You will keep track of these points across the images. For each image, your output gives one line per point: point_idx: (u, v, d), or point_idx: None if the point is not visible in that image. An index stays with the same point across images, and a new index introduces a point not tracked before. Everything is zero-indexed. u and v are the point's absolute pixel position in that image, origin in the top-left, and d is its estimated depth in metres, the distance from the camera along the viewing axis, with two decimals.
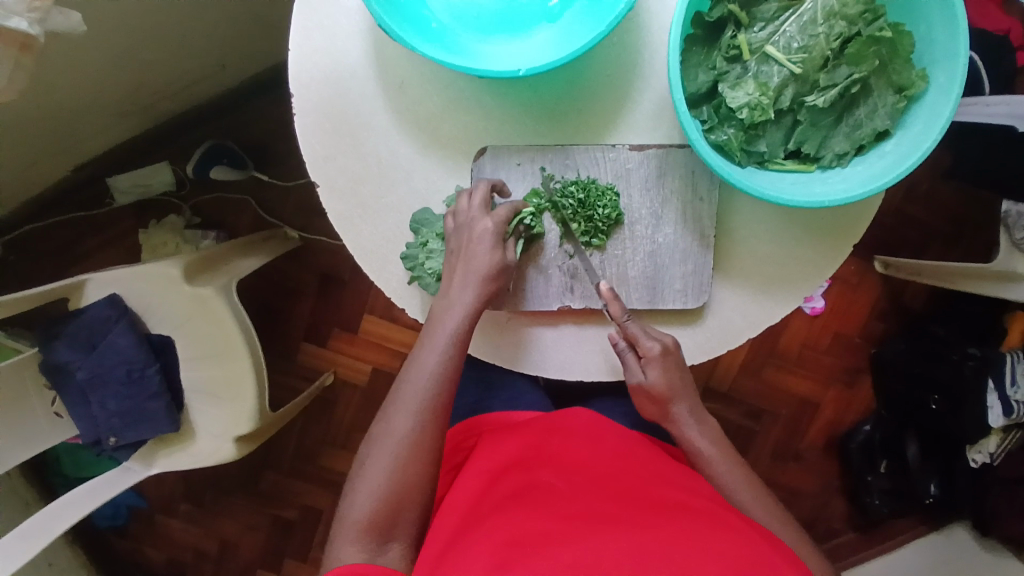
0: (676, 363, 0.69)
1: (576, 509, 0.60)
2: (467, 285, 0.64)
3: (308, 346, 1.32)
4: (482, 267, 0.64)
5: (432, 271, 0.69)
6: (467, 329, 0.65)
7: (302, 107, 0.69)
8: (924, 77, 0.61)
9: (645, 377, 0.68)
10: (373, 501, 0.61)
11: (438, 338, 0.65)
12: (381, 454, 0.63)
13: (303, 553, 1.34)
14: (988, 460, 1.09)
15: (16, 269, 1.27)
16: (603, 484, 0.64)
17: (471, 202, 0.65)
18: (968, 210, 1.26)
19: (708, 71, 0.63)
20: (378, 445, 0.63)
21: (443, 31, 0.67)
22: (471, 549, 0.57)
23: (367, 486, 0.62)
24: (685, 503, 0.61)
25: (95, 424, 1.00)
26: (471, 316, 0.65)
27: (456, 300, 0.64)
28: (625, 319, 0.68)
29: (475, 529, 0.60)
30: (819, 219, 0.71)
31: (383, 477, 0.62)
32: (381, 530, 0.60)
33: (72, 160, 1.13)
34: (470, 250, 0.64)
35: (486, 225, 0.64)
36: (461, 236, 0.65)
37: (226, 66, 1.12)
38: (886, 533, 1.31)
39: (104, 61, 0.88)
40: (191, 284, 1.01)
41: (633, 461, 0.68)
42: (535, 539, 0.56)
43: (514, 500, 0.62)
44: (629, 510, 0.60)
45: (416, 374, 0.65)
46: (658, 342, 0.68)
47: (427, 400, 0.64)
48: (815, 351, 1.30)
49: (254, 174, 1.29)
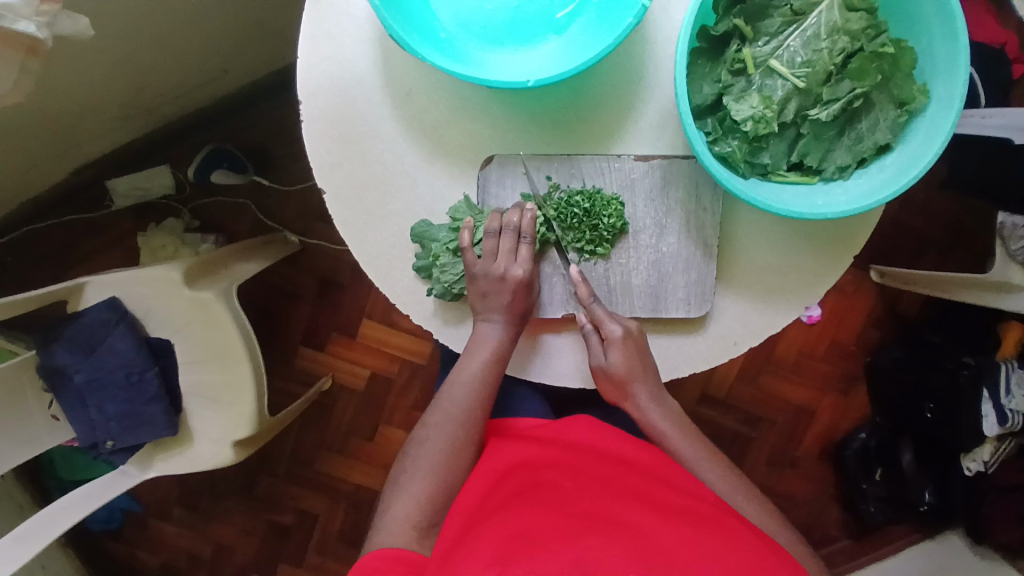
0: (637, 346, 0.70)
1: (581, 508, 0.60)
2: (497, 321, 0.69)
3: (307, 350, 1.31)
4: (509, 305, 0.68)
5: (451, 286, 0.70)
6: (502, 352, 0.69)
7: (309, 114, 0.69)
8: (925, 91, 0.62)
9: (606, 360, 0.69)
10: (424, 489, 0.67)
11: (472, 365, 0.69)
12: (431, 451, 0.69)
13: (299, 559, 1.34)
14: (983, 468, 1.09)
15: (12, 272, 1.27)
16: (607, 483, 0.65)
17: (499, 243, 0.68)
18: (962, 221, 1.27)
19: (713, 83, 0.64)
20: (419, 457, 0.69)
21: (451, 41, 0.68)
22: (475, 545, 0.57)
23: (407, 490, 0.67)
24: (687, 508, 0.61)
25: (93, 427, 0.99)
26: (501, 350, 0.69)
27: (493, 321, 0.69)
28: (592, 302, 0.69)
29: (480, 526, 0.60)
30: (820, 229, 0.71)
31: (422, 483, 0.67)
32: (432, 515, 0.66)
33: (72, 162, 1.13)
34: (491, 288, 0.68)
35: (519, 274, 0.68)
36: (487, 279, 0.68)
37: (229, 71, 1.12)
38: (880, 539, 1.32)
39: (109, 63, 0.88)
40: (191, 288, 1.00)
41: (638, 467, 0.68)
42: (539, 536, 0.56)
43: (519, 498, 0.63)
44: (632, 510, 0.60)
45: (462, 384, 0.70)
46: (621, 325, 0.69)
47: (473, 407, 0.70)
48: (811, 358, 1.31)
49: (254, 178, 1.29)
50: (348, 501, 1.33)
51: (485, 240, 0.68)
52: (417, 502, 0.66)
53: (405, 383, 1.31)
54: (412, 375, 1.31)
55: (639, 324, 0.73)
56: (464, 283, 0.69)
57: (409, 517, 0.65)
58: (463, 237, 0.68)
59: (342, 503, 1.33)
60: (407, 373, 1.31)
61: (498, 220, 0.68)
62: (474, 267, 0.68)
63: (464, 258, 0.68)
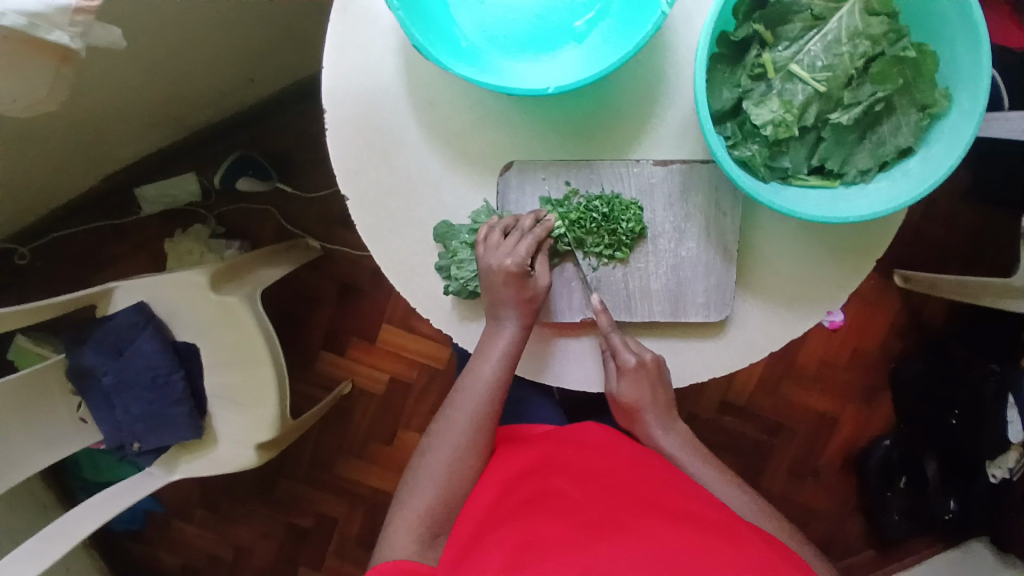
0: (652, 378, 0.71)
1: (588, 518, 0.61)
2: (510, 321, 0.68)
3: (327, 355, 1.33)
4: (521, 304, 0.67)
5: (465, 280, 0.70)
6: (514, 351, 0.69)
7: (334, 121, 0.71)
8: (947, 96, 0.61)
9: (617, 388, 0.70)
10: (427, 500, 0.66)
11: (483, 367, 0.69)
12: (435, 460, 0.68)
13: (317, 562, 1.35)
14: (1009, 476, 1.06)
15: (41, 275, 1.30)
16: (616, 488, 0.65)
17: (502, 239, 0.67)
18: (988, 227, 1.26)
19: (733, 88, 0.64)
20: (426, 462, 0.68)
21: (472, 49, 0.69)
22: (486, 555, 0.59)
23: (412, 499, 0.66)
24: (696, 513, 0.61)
25: (118, 428, 1.01)
26: (512, 348, 0.69)
27: (504, 323, 0.68)
28: (611, 331, 0.70)
29: (490, 535, 0.61)
30: (841, 235, 0.71)
31: (426, 492, 0.66)
32: (433, 526, 0.65)
33: (100, 170, 1.15)
34: (503, 289, 0.67)
35: (510, 264, 0.66)
36: (488, 274, 0.67)
37: (254, 80, 1.14)
38: (904, 551, 1.29)
39: (139, 72, 0.90)
40: (216, 293, 1.02)
41: (648, 470, 0.69)
42: (547, 548, 0.58)
43: (529, 507, 0.64)
44: (640, 515, 0.61)
45: (471, 389, 0.69)
46: (636, 357, 0.70)
47: (479, 413, 0.69)
48: (833, 365, 1.30)
49: (277, 185, 1.31)
50: (366, 506, 1.34)
51: (487, 233, 0.68)
52: (418, 514, 0.65)
53: (423, 388, 1.32)
54: (430, 380, 1.32)
55: (659, 330, 0.73)
56: (479, 280, 0.69)
57: (412, 527, 0.65)
58: (480, 234, 0.68)
59: (360, 507, 1.34)
60: (426, 378, 1.32)
61: (513, 218, 0.68)
62: (480, 260, 0.67)
63: (476, 250, 0.68)
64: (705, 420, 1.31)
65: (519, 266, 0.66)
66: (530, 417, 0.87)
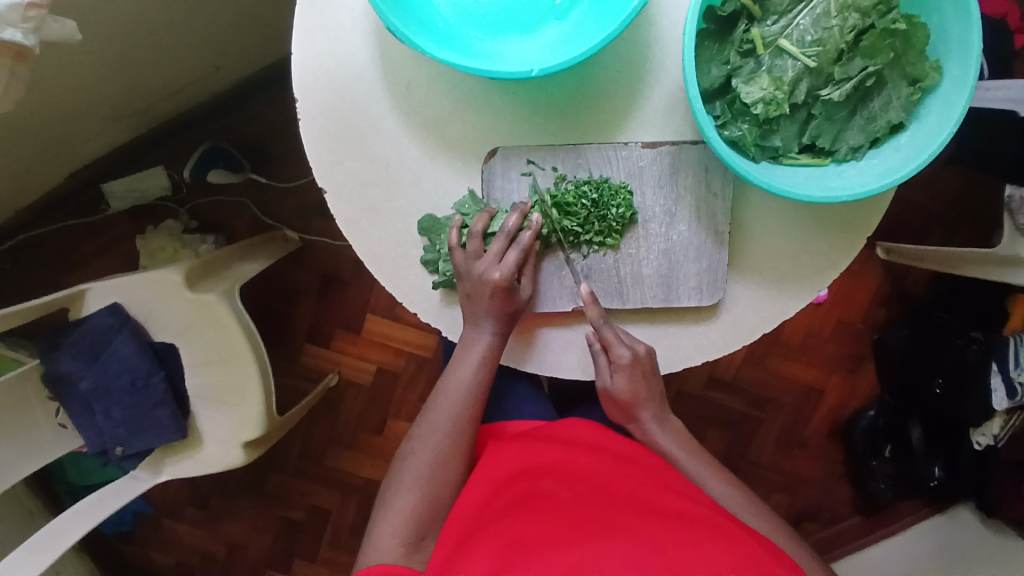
0: (645, 370, 0.70)
1: (579, 516, 0.61)
2: (486, 332, 0.67)
3: (311, 347, 1.31)
4: (493, 307, 0.66)
5: (448, 274, 0.69)
6: (493, 352, 0.68)
7: (307, 111, 0.68)
8: (938, 68, 0.60)
9: (612, 381, 0.70)
10: (410, 503, 0.64)
11: (464, 368, 0.68)
12: (418, 463, 0.66)
13: (312, 554, 1.34)
14: (992, 443, 1.10)
15: (12, 278, 1.25)
16: (603, 490, 0.64)
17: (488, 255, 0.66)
18: (970, 195, 1.26)
19: (721, 65, 0.62)
20: (407, 466, 0.66)
21: (450, 31, 0.66)
22: (474, 554, 0.58)
23: (396, 501, 0.64)
24: (685, 511, 0.61)
25: (101, 433, 0.99)
26: (491, 351, 0.68)
27: (480, 331, 0.67)
28: (603, 325, 0.68)
29: (477, 533, 0.60)
30: (831, 212, 0.70)
31: (409, 495, 0.64)
32: (419, 528, 0.63)
33: (65, 166, 1.10)
34: (482, 298, 0.66)
35: (497, 277, 0.65)
36: (473, 283, 0.66)
37: (221, 67, 1.09)
38: (891, 516, 1.31)
39: (97, 65, 0.86)
40: (193, 290, 0.99)
41: (635, 468, 0.68)
42: (540, 547, 0.57)
43: (516, 508, 0.63)
44: (630, 513, 0.61)
45: (450, 392, 0.68)
46: (629, 349, 0.69)
47: (461, 414, 0.68)
48: (819, 337, 1.30)
49: (251, 175, 1.27)
50: (359, 496, 1.33)
51: (468, 241, 0.66)
52: (403, 517, 0.63)
53: (411, 377, 1.30)
54: (417, 369, 1.30)
55: (650, 315, 0.72)
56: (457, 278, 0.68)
57: (398, 530, 0.63)
58: (450, 236, 0.66)
59: (353, 497, 1.33)
60: (413, 367, 1.30)
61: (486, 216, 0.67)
62: (466, 270, 0.66)
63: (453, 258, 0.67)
64: (693, 397, 1.32)
65: (507, 279, 0.65)
66: (522, 409, 0.86)
